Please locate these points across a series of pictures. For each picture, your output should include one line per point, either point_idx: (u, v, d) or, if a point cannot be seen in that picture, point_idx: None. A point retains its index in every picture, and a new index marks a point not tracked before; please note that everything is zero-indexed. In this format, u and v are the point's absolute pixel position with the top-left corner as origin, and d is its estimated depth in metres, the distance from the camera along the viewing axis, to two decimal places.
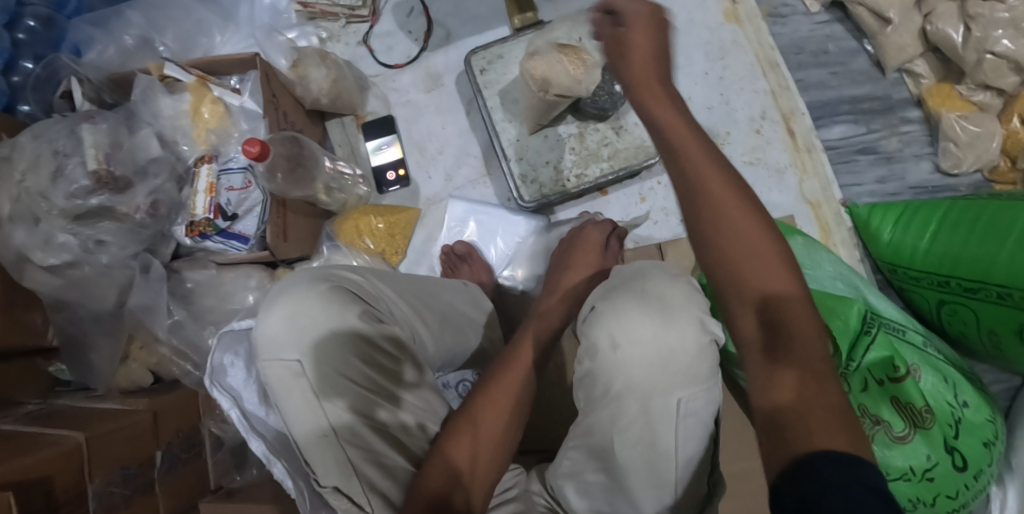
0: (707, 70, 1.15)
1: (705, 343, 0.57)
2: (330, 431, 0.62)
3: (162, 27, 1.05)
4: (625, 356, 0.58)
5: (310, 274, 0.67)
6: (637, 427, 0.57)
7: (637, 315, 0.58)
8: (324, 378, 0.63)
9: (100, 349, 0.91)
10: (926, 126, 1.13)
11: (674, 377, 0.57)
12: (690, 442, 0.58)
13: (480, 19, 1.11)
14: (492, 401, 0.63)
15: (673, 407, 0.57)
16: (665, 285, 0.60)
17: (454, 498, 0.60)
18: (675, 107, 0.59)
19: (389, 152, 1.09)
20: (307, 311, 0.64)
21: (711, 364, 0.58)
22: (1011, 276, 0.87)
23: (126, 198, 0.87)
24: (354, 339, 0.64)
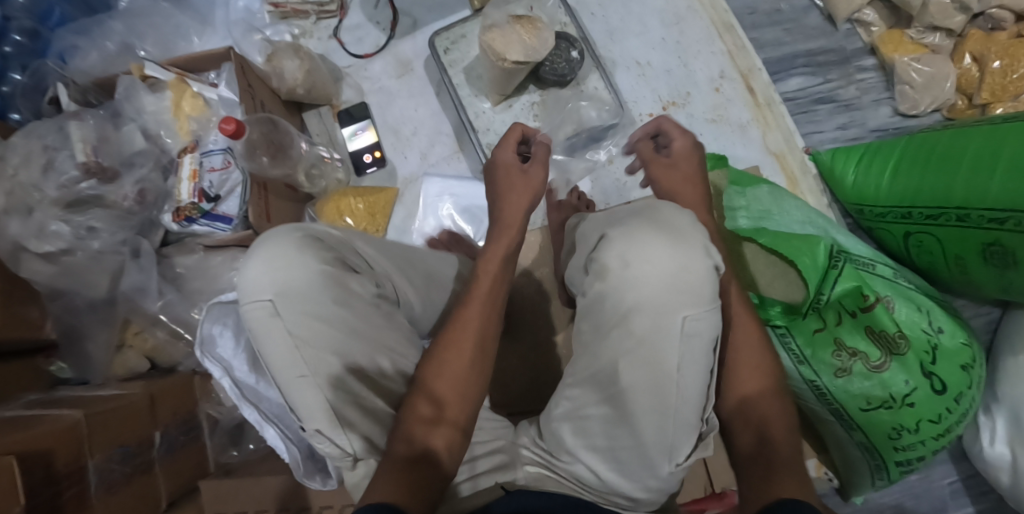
0: (664, 36, 1.19)
1: (712, 267, 0.57)
2: (306, 371, 0.62)
3: (144, 33, 1.11)
4: (633, 274, 0.57)
5: (293, 227, 0.67)
6: (643, 348, 0.56)
7: (647, 236, 0.58)
8: (296, 320, 0.62)
9: (94, 337, 0.96)
10: (881, 73, 1.16)
11: (681, 295, 0.56)
12: (696, 366, 0.55)
13: (443, 5, 1.17)
14: (456, 344, 0.65)
15: (680, 325, 0.55)
16: (674, 212, 0.61)
17: (432, 443, 0.61)
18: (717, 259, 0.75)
19: (365, 136, 1.14)
20: (280, 252, 0.63)
21: (716, 288, 0.57)
22: (968, 196, 0.90)
23: (113, 187, 0.92)
24: (325, 280, 0.64)
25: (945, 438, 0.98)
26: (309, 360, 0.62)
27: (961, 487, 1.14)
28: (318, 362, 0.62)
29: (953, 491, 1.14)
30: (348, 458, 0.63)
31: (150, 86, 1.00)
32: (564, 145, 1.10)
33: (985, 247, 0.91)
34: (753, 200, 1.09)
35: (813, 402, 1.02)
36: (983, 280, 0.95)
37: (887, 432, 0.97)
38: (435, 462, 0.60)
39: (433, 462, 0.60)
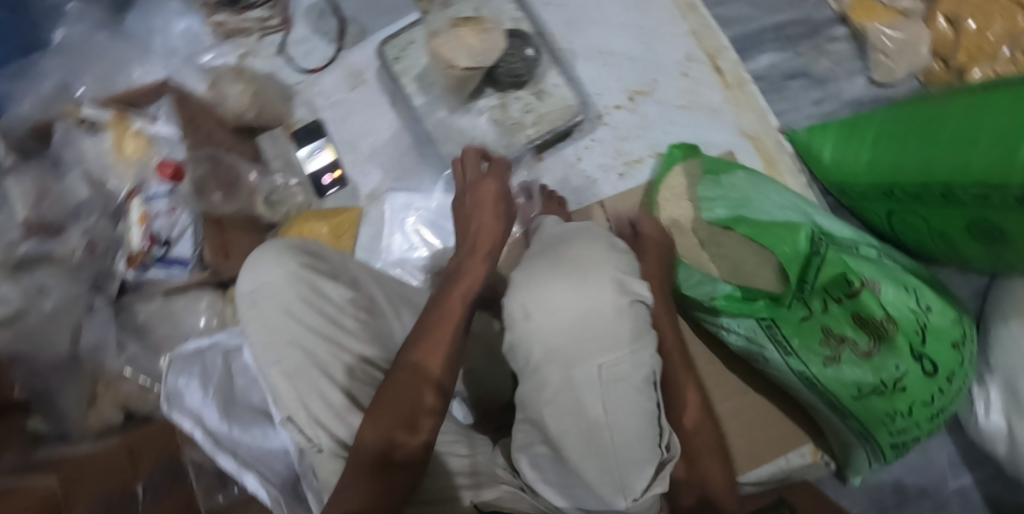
0: (626, 21, 1.14)
1: (624, 303, 0.53)
2: (278, 360, 0.71)
3: (80, 71, 1.05)
4: (537, 325, 0.53)
5: (288, 239, 0.77)
6: (565, 397, 0.50)
7: (551, 283, 0.54)
8: (274, 313, 0.72)
9: (66, 393, 0.88)
10: (853, 42, 1.12)
11: (592, 342, 0.51)
12: (627, 409, 0.50)
13: (392, 9, 1.11)
14: (430, 351, 0.62)
15: (595, 373, 0.50)
16: (583, 250, 0.57)
17: (395, 449, 0.59)
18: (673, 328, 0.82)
19: (323, 156, 1.09)
20: (266, 255, 0.74)
21: (633, 325, 0.53)
22: (953, 171, 0.85)
23: (58, 242, 0.90)
24: (300, 282, 0.73)
25: (939, 417, 0.97)
26: (287, 352, 0.71)
27: (959, 457, 1.12)
28: (287, 354, 0.71)
29: (952, 462, 1.12)
30: (315, 447, 0.70)
31: (88, 127, 0.95)
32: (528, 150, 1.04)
33: (971, 223, 0.87)
34: (731, 189, 1.03)
35: (803, 390, 1.01)
36: (972, 256, 0.92)
37: (881, 416, 0.95)
38: (403, 468, 0.59)
39: (398, 474, 0.59)
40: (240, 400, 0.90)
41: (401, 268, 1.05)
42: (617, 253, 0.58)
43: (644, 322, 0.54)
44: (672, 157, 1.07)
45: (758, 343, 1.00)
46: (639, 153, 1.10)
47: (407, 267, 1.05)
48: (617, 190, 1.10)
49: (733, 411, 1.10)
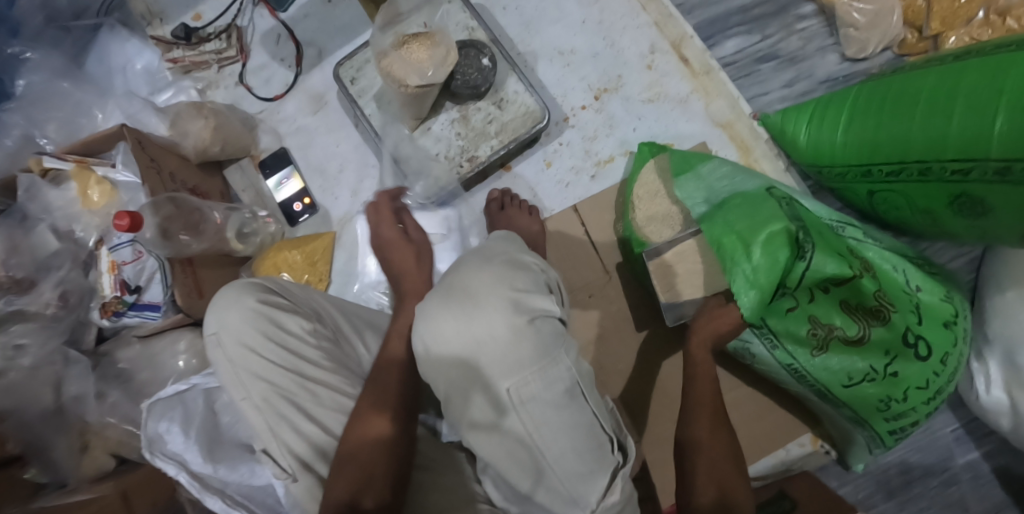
0: (584, 18, 1.11)
1: (518, 323, 0.53)
2: (248, 396, 0.72)
3: (44, 121, 1.02)
4: (440, 356, 0.54)
5: (243, 281, 0.76)
6: (484, 425, 0.52)
7: (440, 314, 0.55)
8: (234, 350, 0.72)
9: (55, 446, 0.89)
10: (822, 17, 1.09)
11: (491, 369, 0.52)
12: (549, 426, 0.52)
13: (347, 28, 1.12)
14: (374, 400, 0.70)
15: (503, 398, 0.52)
16: (474, 273, 0.57)
17: (361, 501, 0.63)
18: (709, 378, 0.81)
19: (291, 184, 1.09)
20: (223, 298, 0.74)
21: (533, 344, 0.53)
22: (928, 148, 0.82)
23: (33, 297, 0.91)
24: (259, 318, 0.73)
25: (937, 400, 0.94)
26: (247, 389, 0.72)
27: (964, 432, 1.09)
28: (253, 387, 0.72)
29: (957, 438, 1.09)
30: (288, 478, 0.71)
31: (53, 179, 0.95)
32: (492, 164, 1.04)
33: (953, 199, 0.83)
34: (710, 175, 0.97)
35: (794, 382, 0.99)
36: (958, 233, 0.87)
37: (875, 403, 0.93)
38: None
39: None
40: (227, 436, 0.91)
41: (376, 290, 1.05)
42: (513, 269, 0.58)
43: (549, 336, 0.54)
44: (642, 156, 1.04)
45: (744, 337, 0.99)
46: (609, 153, 1.08)
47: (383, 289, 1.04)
48: (589, 192, 1.08)
49: None
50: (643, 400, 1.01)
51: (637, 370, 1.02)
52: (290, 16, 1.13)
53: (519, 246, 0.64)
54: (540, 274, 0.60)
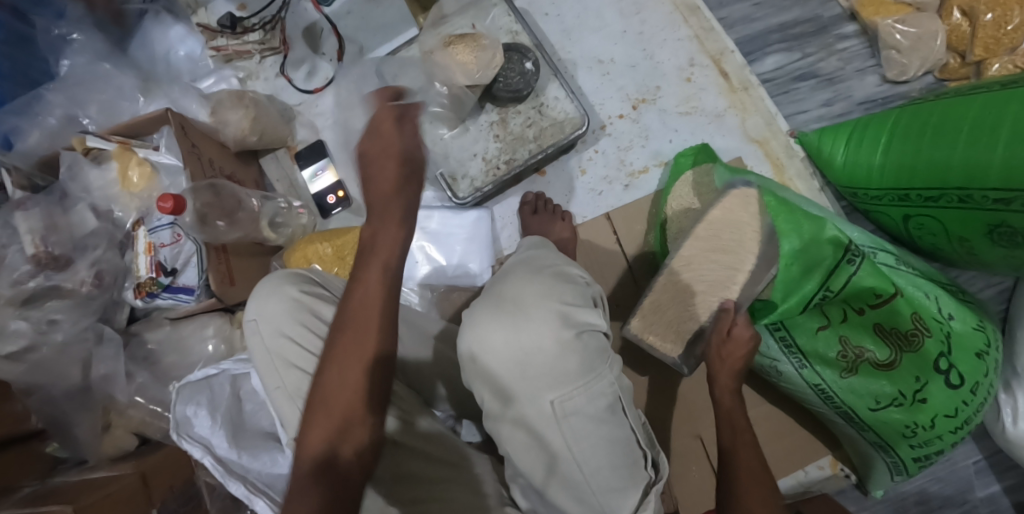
0: (625, 28, 1.11)
1: (567, 337, 0.54)
2: (282, 384, 0.73)
3: (86, 102, 1.04)
4: (488, 362, 0.54)
5: (286, 271, 0.78)
6: (522, 433, 0.53)
7: (488, 322, 0.55)
8: (272, 337, 0.73)
9: (78, 423, 0.90)
10: (864, 39, 1.08)
11: (537, 381, 0.53)
12: (587, 440, 0.53)
13: (388, 26, 1.13)
14: (351, 345, 0.64)
15: (547, 411, 0.52)
16: (524, 283, 0.58)
17: (341, 450, 0.62)
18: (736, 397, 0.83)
19: (326, 177, 1.10)
20: (266, 286, 0.75)
21: (580, 358, 0.54)
22: (969, 175, 0.82)
23: (69, 274, 0.91)
24: (297, 308, 0.74)
25: (964, 429, 0.92)
26: (281, 375, 0.73)
27: (986, 465, 1.08)
28: (288, 376, 0.72)
29: (978, 470, 1.08)
30: None
31: (94, 158, 0.96)
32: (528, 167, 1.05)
33: (992, 229, 0.83)
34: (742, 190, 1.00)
35: (820, 404, 0.98)
36: (993, 261, 0.87)
37: (901, 430, 0.92)
38: (346, 474, 0.61)
39: (338, 472, 0.61)
40: (250, 424, 0.91)
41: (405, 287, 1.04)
42: (561, 281, 0.58)
43: (595, 351, 0.55)
44: (680, 165, 1.03)
45: (771, 355, 0.98)
46: (642, 163, 1.08)
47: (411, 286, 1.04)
48: (622, 202, 1.08)
49: None
50: (666, 412, 1.02)
51: (659, 385, 1.04)
52: (333, 12, 1.14)
53: (566, 259, 0.64)
54: (588, 289, 0.60)
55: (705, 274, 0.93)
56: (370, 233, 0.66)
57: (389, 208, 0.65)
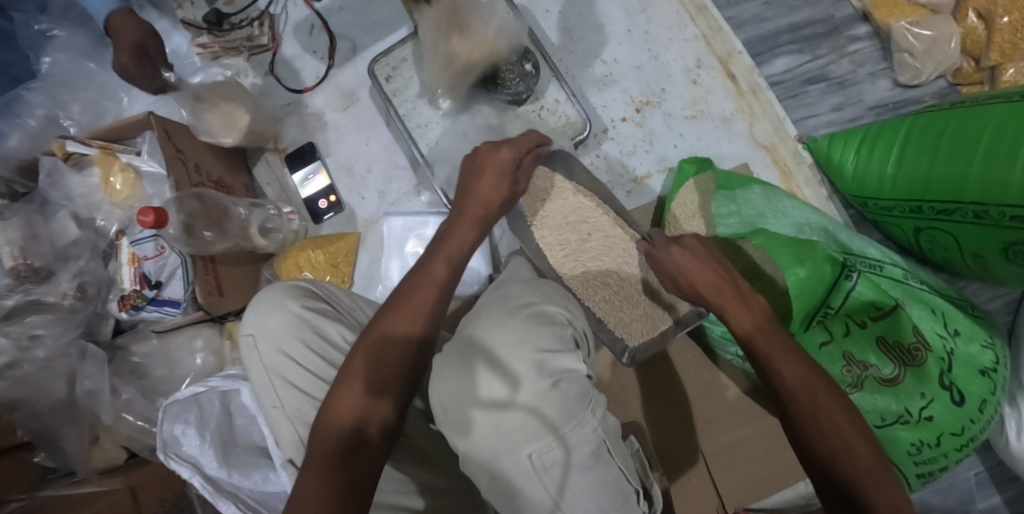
0: (630, 27, 1.07)
1: (543, 387, 0.49)
2: (280, 404, 0.68)
3: (68, 102, 1.01)
4: (461, 415, 0.49)
5: (284, 283, 0.72)
6: (503, 491, 0.49)
7: (460, 372, 0.51)
8: (270, 354, 0.68)
9: (66, 437, 0.87)
10: (876, 40, 1.05)
11: (513, 436, 0.47)
12: (575, 491, 0.48)
13: (382, 24, 1.09)
14: (401, 313, 0.64)
15: (526, 466, 0.47)
16: (495, 329, 0.53)
17: (366, 428, 0.60)
18: (748, 312, 0.69)
19: (317, 180, 1.06)
20: (266, 300, 0.70)
21: (559, 407, 0.48)
22: (986, 191, 0.79)
23: (50, 287, 0.88)
24: (301, 324, 0.69)
25: (969, 448, 0.90)
26: (279, 397, 0.68)
27: (987, 477, 1.06)
28: (288, 395, 0.68)
29: (979, 482, 1.06)
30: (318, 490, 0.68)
31: (75, 163, 0.92)
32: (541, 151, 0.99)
33: (1006, 247, 0.80)
34: (743, 204, 0.97)
35: None
36: (1005, 277, 0.85)
37: (905, 448, 0.88)
38: (372, 453, 0.59)
39: (364, 453, 0.59)
40: (241, 439, 0.90)
41: None
42: (537, 323, 0.53)
43: (575, 399, 0.50)
44: (683, 173, 0.98)
45: None
46: (647, 169, 1.04)
47: None
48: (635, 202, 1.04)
49: (751, 435, 0.99)
50: (667, 424, 1.01)
51: (662, 396, 1.02)
52: (325, 7, 1.09)
53: (544, 294, 0.59)
54: (569, 327, 0.55)
55: (610, 259, 0.94)
56: (446, 229, 0.73)
57: (473, 207, 0.73)
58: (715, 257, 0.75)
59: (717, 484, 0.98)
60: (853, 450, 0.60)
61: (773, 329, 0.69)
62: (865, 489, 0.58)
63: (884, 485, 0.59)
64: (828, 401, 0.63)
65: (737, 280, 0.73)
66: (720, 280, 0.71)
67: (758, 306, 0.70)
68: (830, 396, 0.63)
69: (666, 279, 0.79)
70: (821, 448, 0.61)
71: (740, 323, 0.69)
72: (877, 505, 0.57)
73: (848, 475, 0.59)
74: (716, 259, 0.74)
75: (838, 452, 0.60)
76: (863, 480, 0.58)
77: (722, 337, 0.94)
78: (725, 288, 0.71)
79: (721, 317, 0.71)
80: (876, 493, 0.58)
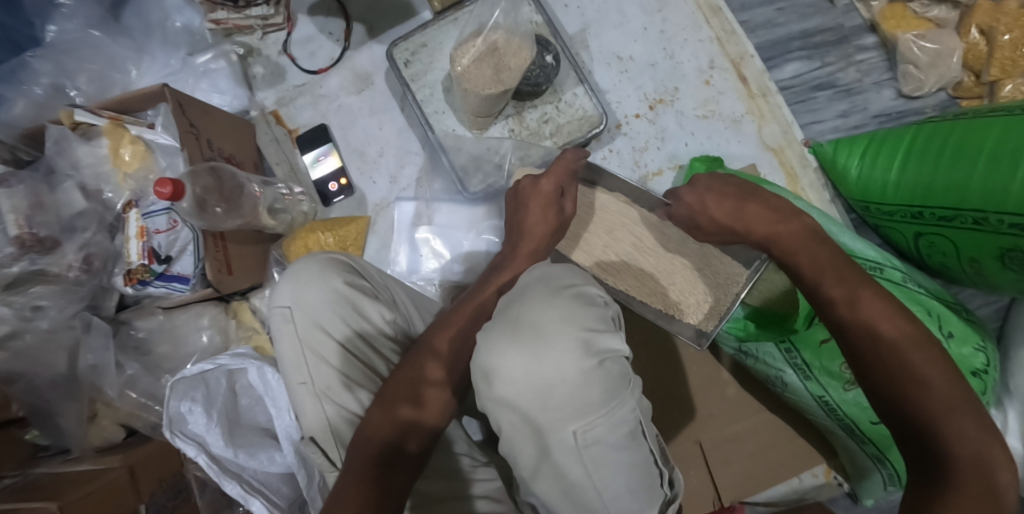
0: (646, 25, 1.08)
1: (589, 366, 0.49)
2: (309, 379, 0.68)
3: (76, 72, 0.99)
4: (504, 393, 0.49)
5: (325, 257, 0.71)
6: (541, 462, 0.50)
7: (507, 349, 0.49)
8: (306, 327, 0.68)
9: (64, 412, 0.85)
10: (882, 51, 1.08)
11: (558, 412, 0.48)
12: (610, 467, 0.49)
13: (400, 9, 1.09)
14: (443, 329, 0.67)
15: (569, 442, 0.48)
16: (541, 308, 0.51)
17: (406, 443, 0.61)
18: (787, 224, 0.73)
19: (328, 162, 1.05)
20: (305, 271, 0.69)
21: (603, 387, 0.49)
22: (986, 198, 0.82)
23: (55, 258, 0.86)
24: (340, 300, 0.69)
25: None
26: (308, 371, 0.68)
27: None
28: (318, 372, 0.68)
29: None
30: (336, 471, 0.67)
31: (83, 133, 0.90)
32: (564, 134, 1.01)
33: (1003, 253, 0.83)
34: None
35: (821, 416, 0.92)
36: (1001, 284, 0.88)
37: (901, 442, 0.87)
38: (408, 463, 0.61)
39: (404, 463, 0.60)
40: (246, 420, 0.89)
41: (410, 280, 1.02)
42: (581, 303, 0.52)
43: (617, 379, 0.50)
44: (693, 171, 1.00)
45: (775, 366, 0.92)
46: (658, 166, 1.05)
47: (416, 281, 1.02)
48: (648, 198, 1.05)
49: (748, 430, 1.01)
50: (669, 417, 1.02)
51: (660, 387, 1.03)
52: None
53: (584, 276, 0.57)
54: (608, 310, 0.54)
55: (636, 245, 0.88)
56: (502, 262, 0.77)
57: (525, 242, 0.77)
58: (731, 183, 0.78)
59: (716, 477, 1.00)
60: (933, 390, 0.59)
61: (821, 252, 0.71)
62: (938, 425, 0.58)
63: (967, 425, 0.58)
64: (894, 332, 0.63)
65: (766, 196, 0.76)
66: (741, 197, 0.76)
67: (800, 222, 0.73)
68: (895, 326, 0.63)
69: (689, 229, 0.82)
70: (886, 385, 0.62)
71: (782, 240, 0.73)
72: (955, 456, 0.57)
73: (917, 409, 0.59)
74: (735, 187, 0.77)
75: (911, 392, 0.60)
76: (944, 420, 0.58)
77: (727, 333, 0.96)
78: (758, 209, 0.75)
79: (760, 243, 0.75)
80: (956, 433, 0.58)
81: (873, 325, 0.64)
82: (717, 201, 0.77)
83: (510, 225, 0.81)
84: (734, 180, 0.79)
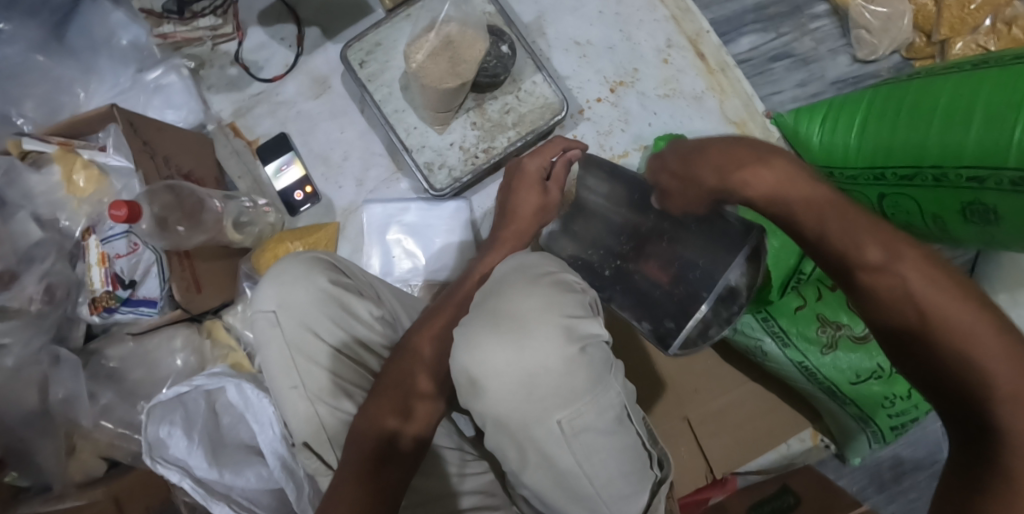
0: (601, 9, 1.08)
1: (573, 353, 0.48)
2: (298, 382, 0.66)
3: (21, 98, 0.95)
4: (489, 388, 0.48)
5: (308, 258, 0.70)
6: (531, 454, 0.49)
7: (490, 343, 0.49)
8: (293, 329, 0.67)
9: (41, 449, 0.83)
10: (835, 19, 1.09)
11: (544, 402, 0.48)
12: (601, 453, 0.49)
13: (353, 10, 1.07)
14: (425, 330, 0.66)
15: (556, 431, 0.48)
16: (521, 297, 0.51)
17: (399, 438, 0.61)
18: (768, 168, 0.63)
19: (291, 171, 1.03)
20: (290, 273, 0.68)
21: (586, 373, 0.49)
22: (943, 154, 0.84)
23: (14, 291, 0.83)
24: (326, 299, 0.68)
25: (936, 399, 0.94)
26: (296, 374, 0.66)
27: None
28: (310, 375, 0.67)
29: None
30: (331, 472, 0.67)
31: (32, 162, 0.88)
32: (526, 124, 1.01)
33: (964, 207, 0.84)
34: None
35: (804, 382, 0.93)
36: (965, 239, 0.88)
37: (879, 401, 0.89)
38: (405, 459, 0.60)
39: (402, 459, 0.60)
40: (229, 438, 0.87)
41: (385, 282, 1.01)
42: (561, 290, 0.52)
43: (601, 364, 0.50)
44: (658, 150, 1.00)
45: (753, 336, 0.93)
46: (624, 148, 1.05)
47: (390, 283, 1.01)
48: None
49: (733, 402, 1.02)
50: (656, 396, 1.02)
51: (645, 367, 1.02)
52: None
53: (560, 263, 0.57)
54: (587, 295, 0.54)
55: None
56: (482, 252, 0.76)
57: (513, 225, 0.77)
58: (705, 140, 0.69)
59: (706, 450, 1.00)
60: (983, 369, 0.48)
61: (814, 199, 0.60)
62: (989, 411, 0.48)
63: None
64: (922, 295, 0.52)
65: (744, 144, 0.66)
66: (718, 151, 0.67)
67: (785, 162, 0.62)
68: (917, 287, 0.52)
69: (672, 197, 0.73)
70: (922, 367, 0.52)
71: (763, 187, 0.62)
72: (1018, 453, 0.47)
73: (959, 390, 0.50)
74: (709, 142, 0.68)
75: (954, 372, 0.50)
76: (999, 405, 0.48)
77: None
78: (735, 158, 0.65)
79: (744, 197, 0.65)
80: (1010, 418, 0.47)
81: (891, 295, 0.54)
82: (695, 164, 0.69)
83: (501, 207, 0.82)
84: (748, 140, 0.67)
